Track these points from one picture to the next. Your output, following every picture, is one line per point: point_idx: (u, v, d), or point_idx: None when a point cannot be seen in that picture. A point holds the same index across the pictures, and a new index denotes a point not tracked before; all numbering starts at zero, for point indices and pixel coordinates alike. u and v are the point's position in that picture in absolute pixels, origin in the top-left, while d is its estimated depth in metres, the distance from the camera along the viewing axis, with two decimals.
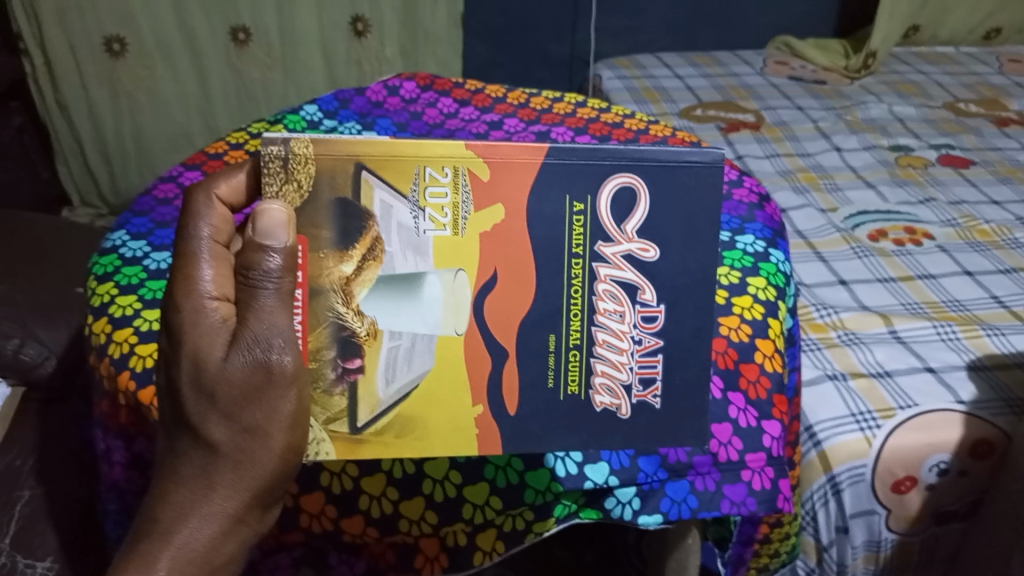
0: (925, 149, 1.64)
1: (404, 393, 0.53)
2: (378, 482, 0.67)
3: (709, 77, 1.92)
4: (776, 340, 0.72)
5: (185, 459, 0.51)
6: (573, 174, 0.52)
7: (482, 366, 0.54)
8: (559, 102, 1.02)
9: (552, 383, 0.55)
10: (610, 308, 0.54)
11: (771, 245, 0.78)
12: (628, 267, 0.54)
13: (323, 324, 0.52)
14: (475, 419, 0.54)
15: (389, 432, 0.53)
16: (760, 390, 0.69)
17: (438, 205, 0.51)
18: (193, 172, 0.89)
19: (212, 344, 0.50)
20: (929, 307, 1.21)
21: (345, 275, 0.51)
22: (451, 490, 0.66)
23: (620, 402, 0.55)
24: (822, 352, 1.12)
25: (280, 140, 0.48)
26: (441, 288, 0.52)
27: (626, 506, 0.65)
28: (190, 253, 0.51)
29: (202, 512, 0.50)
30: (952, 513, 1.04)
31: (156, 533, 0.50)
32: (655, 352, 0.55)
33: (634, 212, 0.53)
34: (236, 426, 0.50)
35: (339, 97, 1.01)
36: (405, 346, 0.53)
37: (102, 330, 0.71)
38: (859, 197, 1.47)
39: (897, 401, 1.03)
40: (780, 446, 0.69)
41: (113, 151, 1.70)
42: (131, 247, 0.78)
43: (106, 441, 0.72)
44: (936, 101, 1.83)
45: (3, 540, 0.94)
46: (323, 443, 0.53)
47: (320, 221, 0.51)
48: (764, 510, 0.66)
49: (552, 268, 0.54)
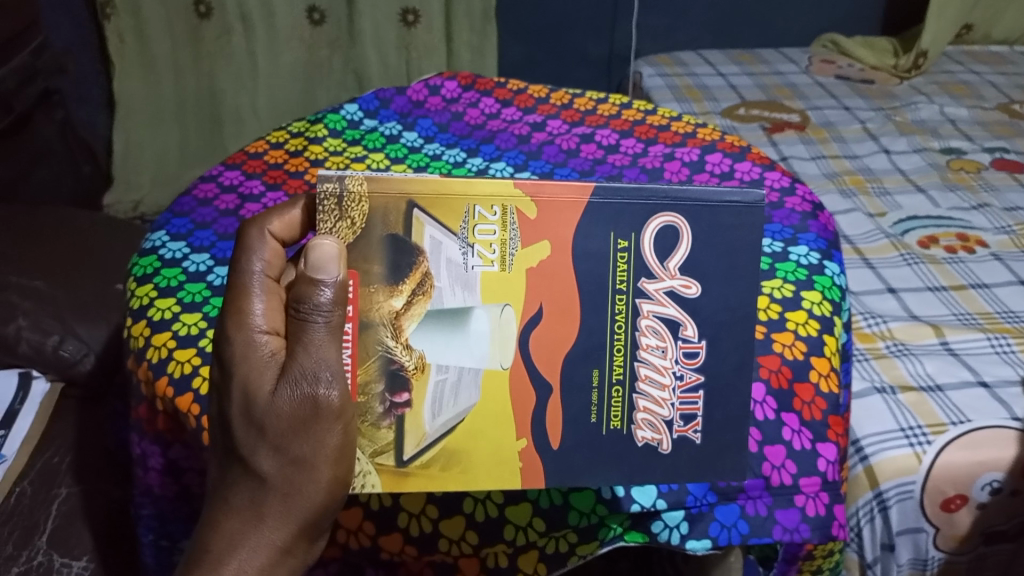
0: (977, 152, 1.59)
1: (449, 426, 0.52)
2: (418, 499, 0.65)
3: (752, 75, 1.88)
4: (832, 357, 0.68)
5: (235, 489, 0.51)
6: (618, 211, 0.51)
7: (527, 400, 0.53)
8: (603, 103, 1.00)
9: (594, 418, 0.53)
10: (653, 344, 0.53)
11: (826, 257, 0.75)
12: (671, 303, 0.52)
13: (373, 357, 0.51)
14: (519, 453, 0.53)
15: (434, 465, 0.51)
16: (814, 411, 0.66)
17: (487, 242, 0.51)
18: (233, 172, 0.89)
19: (262, 376, 0.50)
20: (982, 318, 1.17)
21: (395, 309, 0.51)
22: (494, 509, 0.64)
23: (661, 436, 0.53)
24: (870, 363, 1.08)
25: (335, 177, 0.49)
26: (488, 322, 0.52)
27: (674, 531, 0.62)
28: (242, 287, 0.52)
29: (251, 543, 0.50)
30: (1001, 533, 1.01)
31: (207, 563, 0.50)
32: (696, 388, 0.53)
33: (676, 250, 0.52)
34: (284, 458, 0.50)
35: (379, 96, 1.00)
36: (451, 379, 0.52)
37: (141, 334, 0.70)
38: (909, 202, 1.43)
39: (949, 417, 1.00)
40: (836, 471, 0.65)
41: (190, 109, 1.72)
42: (171, 249, 0.77)
43: (141, 445, 0.71)
44: (989, 102, 1.77)
45: (41, 537, 0.94)
46: (370, 476, 0.52)
47: (371, 256, 0.50)
48: (818, 536, 0.64)
49: (597, 302, 0.53)
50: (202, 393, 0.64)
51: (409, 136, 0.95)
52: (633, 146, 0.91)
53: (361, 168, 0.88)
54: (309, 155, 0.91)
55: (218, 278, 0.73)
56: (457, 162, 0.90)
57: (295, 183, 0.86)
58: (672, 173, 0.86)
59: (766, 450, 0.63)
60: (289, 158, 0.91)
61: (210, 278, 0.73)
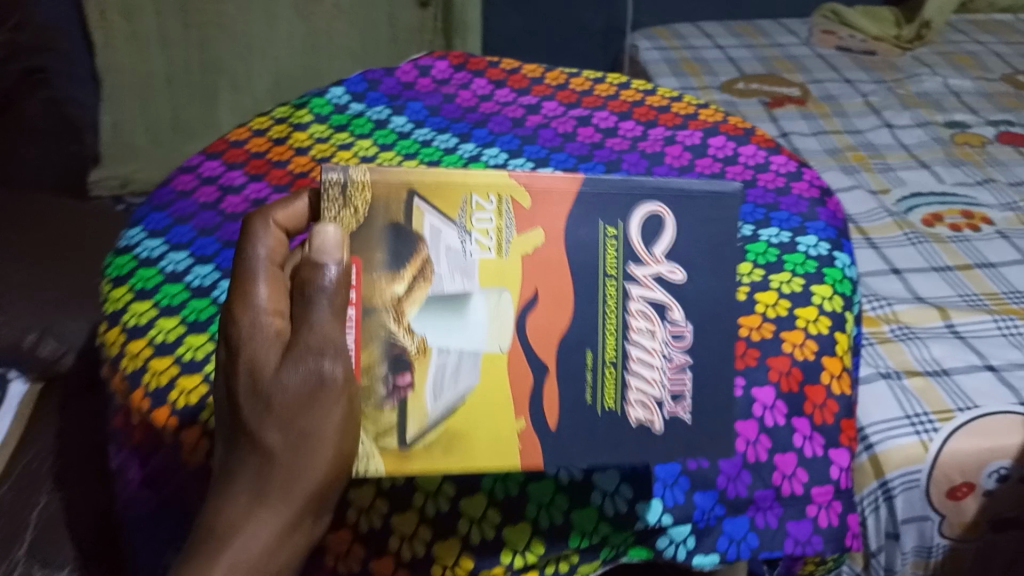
0: (982, 125, 1.55)
1: (450, 409, 0.49)
2: (410, 519, 0.57)
3: (752, 48, 1.84)
4: (843, 356, 0.66)
5: (239, 469, 0.49)
6: (607, 202, 0.52)
7: (524, 383, 0.50)
8: (599, 83, 0.96)
9: (589, 400, 0.51)
10: (642, 326, 0.51)
11: (836, 247, 0.72)
12: (658, 288, 0.52)
13: (375, 341, 0.49)
14: (518, 434, 0.49)
15: (435, 449, 0.48)
16: (827, 415, 0.63)
17: (484, 230, 0.51)
18: (213, 162, 0.85)
19: (266, 355, 0.49)
20: (990, 299, 1.14)
21: (397, 295, 0.49)
22: (490, 531, 0.57)
23: (653, 417, 0.51)
24: (875, 348, 1.06)
25: (339, 168, 0.50)
26: (486, 307, 0.50)
27: (680, 546, 0.59)
28: (248, 271, 0.51)
29: (255, 521, 0.48)
30: (1010, 520, 0.99)
31: (212, 542, 0.48)
32: (684, 369, 0.51)
33: (661, 238, 0.52)
34: (289, 434, 0.48)
35: (367, 78, 0.97)
36: (451, 363, 0.49)
37: (115, 340, 0.67)
38: (913, 178, 1.39)
39: (956, 402, 0.97)
40: (847, 477, 0.63)
41: (179, 78, 1.45)
42: (148, 247, 0.74)
43: (120, 457, 0.67)
44: (994, 73, 1.73)
45: (21, 547, 0.90)
46: (373, 459, 0.48)
47: (374, 244, 0.50)
48: (829, 548, 0.62)
49: (589, 290, 0.51)
50: (181, 404, 0.61)
51: (398, 120, 0.91)
52: (632, 129, 0.87)
53: (348, 157, 0.85)
54: (293, 143, 0.87)
55: (197, 278, 0.70)
56: (448, 147, 0.86)
57: (278, 174, 0.83)
58: (673, 157, 0.82)
59: (777, 459, 0.61)
60: (272, 146, 0.87)
61: (188, 278, 0.71)
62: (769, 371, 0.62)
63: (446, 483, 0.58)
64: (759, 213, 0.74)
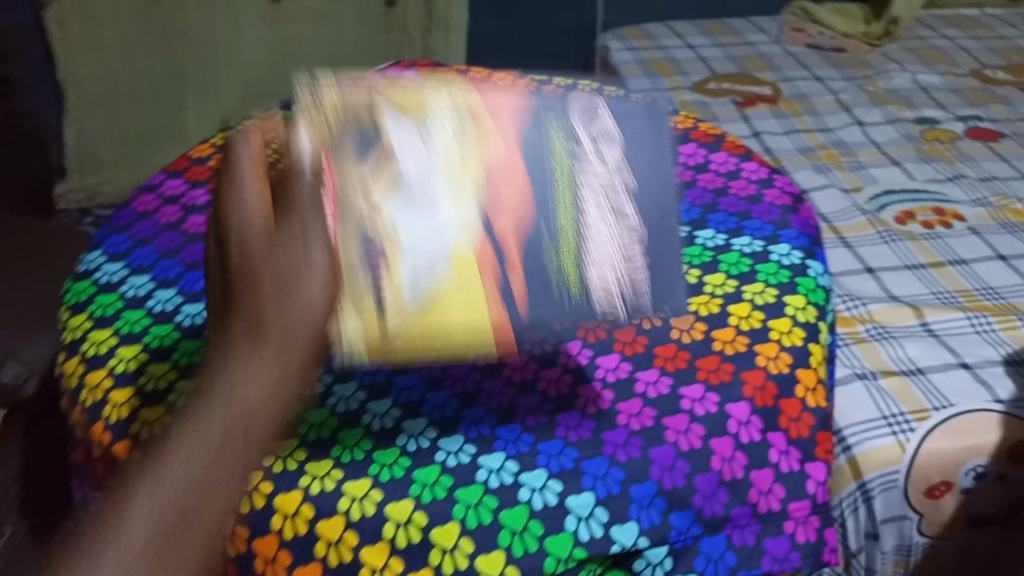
0: (951, 121, 1.56)
1: (424, 282, 0.48)
2: (380, 552, 0.52)
3: (722, 46, 1.84)
4: (818, 368, 0.66)
5: (224, 339, 0.43)
6: (551, 108, 0.57)
7: (493, 260, 0.50)
8: None
9: (554, 278, 0.52)
10: (595, 206, 0.55)
11: (809, 256, 0.73)
12: (603, 173, 0.56)
13: (347, 218, 0.49)
14: (490, 307, 0.49)
15: (413, 314, 0.48)
16: (802, 428, 0.62)
17: (443, 129, 0.54)
18: (177, 180, 0.84)
19: (248, 222, 0.45)
20: (963, 296, 1.14)
21: (366, 181, 0.51)
22: (462, 562, 0.52)
23: (614, 288, 0.53)
24: (850, 348, 1.06)
25: (308, 86, 0.54)
26: (452, 192, 0.51)
27: (657, 567, 0.56)
28: (231, 165, 0.49)
29: (244, 378, 0.41)
30: (988, 516, 0.99)
31: (200, 409, 0.41)
32: (637, 249, 0.54)
33: (599, 128, 0.58)
34: (274, 286, 0.43)
35: None
36: (422, 238, 0.49)
37: (74, 371, 0.65)
38: (884, 175, 1.40)
39: (931, 401, 0.98)
40: (825, 491, 0.62)
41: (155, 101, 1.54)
42: (108, 271, 0.73)
43: (82, 491, 0.65)
44: (962, 68, 1.75)
45: None
46: (353, 329, 0.46)
47: (340, 139, 0.52)
48: (808, 563, 0.61)
49: (543, 180, 0.54)
50: (143, 436, 0.58)
51: None
52: None
53: None
54: None
55: (159, 303, 0.69)
56: None
57: None
58: None
59: (753, 476, 0.59)
60: None
61: (150, 303, 0.69)
62: (744, 388, 0.62)
63: (417, 513, 0.52)
64: (731, 222, 0.76)
